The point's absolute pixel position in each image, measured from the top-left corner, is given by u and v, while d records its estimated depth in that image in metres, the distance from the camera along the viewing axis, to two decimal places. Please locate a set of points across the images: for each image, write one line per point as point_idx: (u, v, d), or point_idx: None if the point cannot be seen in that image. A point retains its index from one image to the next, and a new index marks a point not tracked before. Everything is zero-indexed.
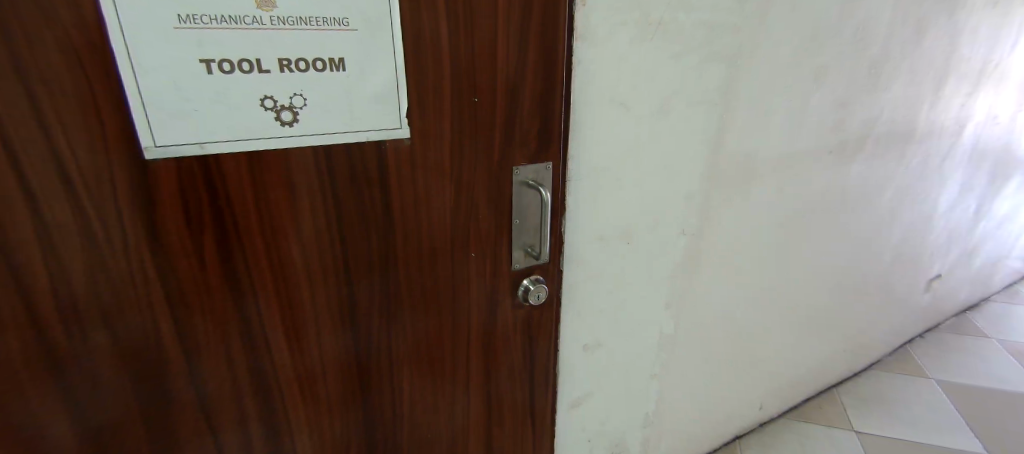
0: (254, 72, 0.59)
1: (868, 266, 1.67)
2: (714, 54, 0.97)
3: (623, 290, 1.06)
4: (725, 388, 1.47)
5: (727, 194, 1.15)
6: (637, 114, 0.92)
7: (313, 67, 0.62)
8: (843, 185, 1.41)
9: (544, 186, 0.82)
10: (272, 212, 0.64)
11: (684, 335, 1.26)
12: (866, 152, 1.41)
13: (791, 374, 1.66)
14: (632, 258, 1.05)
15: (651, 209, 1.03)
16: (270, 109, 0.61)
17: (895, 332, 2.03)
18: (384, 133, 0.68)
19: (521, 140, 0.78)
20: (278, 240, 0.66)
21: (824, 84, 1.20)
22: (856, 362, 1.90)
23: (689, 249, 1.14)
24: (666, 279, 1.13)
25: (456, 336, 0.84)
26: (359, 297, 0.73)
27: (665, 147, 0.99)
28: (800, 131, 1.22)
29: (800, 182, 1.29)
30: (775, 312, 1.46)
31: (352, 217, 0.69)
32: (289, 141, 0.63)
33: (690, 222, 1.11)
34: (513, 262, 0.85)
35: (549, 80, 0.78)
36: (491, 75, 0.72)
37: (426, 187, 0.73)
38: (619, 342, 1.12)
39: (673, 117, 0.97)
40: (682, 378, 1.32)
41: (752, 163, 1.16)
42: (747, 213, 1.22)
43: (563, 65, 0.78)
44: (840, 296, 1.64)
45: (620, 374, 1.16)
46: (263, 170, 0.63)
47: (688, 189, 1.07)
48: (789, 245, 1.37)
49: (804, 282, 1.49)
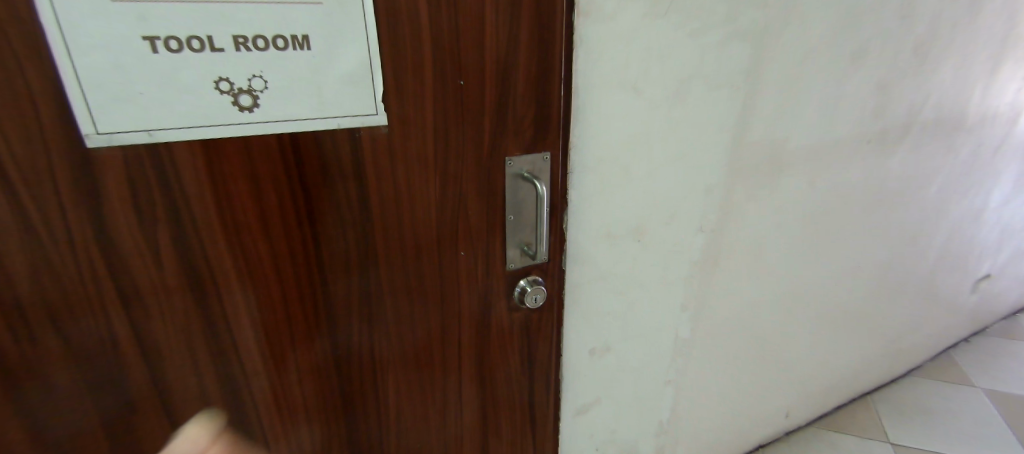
0: (205, 51, 0.53)
1: (908, 268, 1.54)
2: (735, 31, 0.88)
3: (633, 290, 0.98)
4: (748, 394, 1.38)
5: (751, 186, 1.06)
6: (648, 99, 0.84)
7: (273, 45, 0.55)
8: (883, 177, 1.29)
9: (540, 179, 0.74)
10: (234, 206, 0.59)
11: (703, 339, 1.17)
12: (911, 141, 1.29)
13: (821, 379, 1.55)
14: (644, 256, 0.97)
15: (665, 203, 0.94)
16: (227, 92, 0.55)
17: (939, 336, 1.89)
18: (358, 119, 0.61)
19: (515, 129, 0.70)
20: (243, 237, 0.60)
21: (864, 65, 1.09)
22: (895, 367, 1.78)
23: (708, 246, 1.06)
24: (682, 279, 1.05)
25: (446, 340, 0.77)
26: (335, 297, 0.67)
27: (682, 135, 0.90)
28: (836, 117, 1.11)
29: (834, 174, 1.18)
30: (805, 312, 1.36)
31: (325, 211, 0.63)
32: (250, 129, 0.57)
33: (710, 217, 1.02)
34: (509, 262, 0.78)
35: (545, 63, 0.70)
36: (478, 56, 0.65)
37: (407, 180, 0.66)
38: (630, 347, 1.04)
39: (690, 102, 0.88)
40: (701, 384, 1.23)
41: (781, 152, 1.06)
42: (773, 207, 1.12)
43: (562, 46, 0.70)
44: (877, 297, 1.52)
45: (631, 381, 1.08)
46: (222, 160, 0.57)
47: (708, 182, 0.98)
48: (821, 241, 1.26)
49: (836, 284, 1.38)
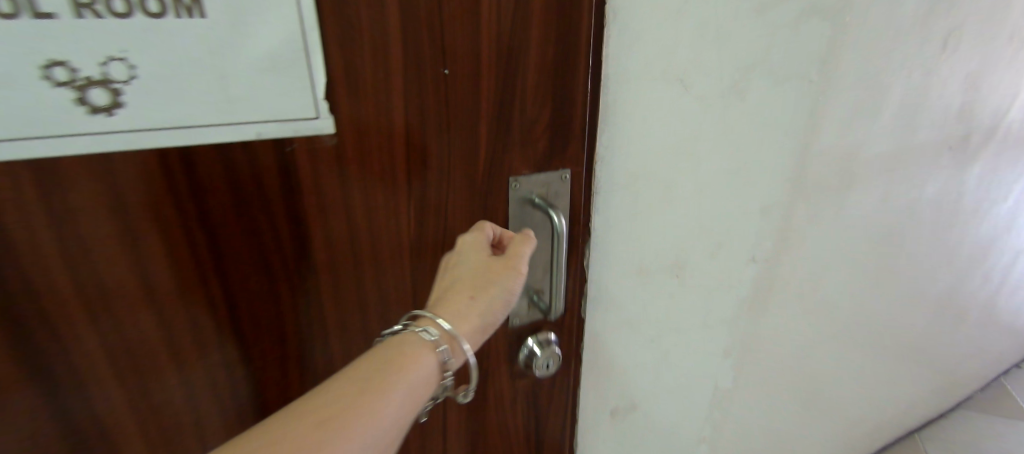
0: (21, 18, 0.32)
1: (970, 292, 1.35)
2: (810, 8, 0.67)
3: (668, 337, 0.78)
4: (791, 442, 1.18)
5: (815, 205, 0.85)
6: (699, 96, 0.63)
7: (142, 10, 0.35)
8: (958, 190, 1.08)
9: (557, 207, 0.53)
10: (93, 263, 0.38)
11: (746, 386, 0.97)
12: (990, 146, 1.09)
13: (867, 419, 1.35)
14: (683, 295, 0.76)
15: (712, 230, 0.74)
16: (65, 84, 0.34)
17: (991, 364, 1.69)
18: (290, 126, 0.41)
19: (523, 137, 0.50)
20: (112, 308, 0.39)
21: (953, 57, 0.88)
22: (944, 400, 1.58)
23: (760, 279, 0.85)
24: (726, 320, 0.85)
25: (427, 422, 0.57)
26: (266, 380, 0.47)
27: (737, 143, 0.69)
28: (915, 120, 0.90)
29: (907, 188, 0.98)
30: (858, 349, 1.16)
31: (243, 263, 0.43)
32: (112, 141, 0.36)
33: (765, 244, 0.81)
34: (510, 317, 0.58)
35: (567, 43, 0.49)
36: (469, 32, 0.44)
37: (366, 214, 0.46)
38: (661, 403, 0.84)
39: (751, 101, 0.67)
40: (740, 437, 1.03)
41: (851, 163, 0.86)
42: (837, 230, 0.92)
43: (589, 20, 0.49)
44: (936, 325, 1.32)
45: (659, 441, 0.88)
46: (69, 193, 0.36)
47: (766, 201, 0.77)
48: (884, 266, 1.06)
49: (895, 315, 1.18)
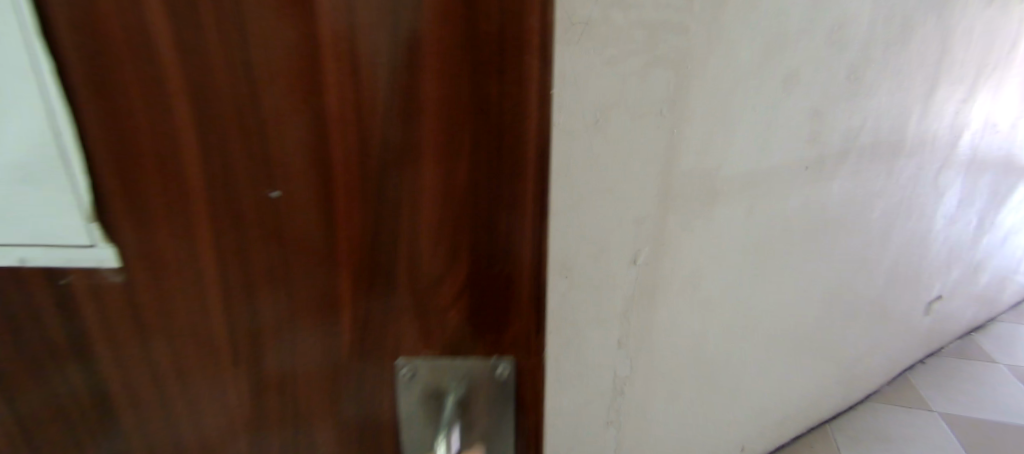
0: None
1: (886, 296, 1.54)
2: (654, 59, 0.79)
3: (564, 330, 0.89)
4: (707, 431, 1.27)
5: (689, 211, 0.96)
6: (565, 129, 0.75)
7: None
8: (843, 206, 1.25)
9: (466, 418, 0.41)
10: None
11: (648, 376, 1.07)
12: (869, 165, 1.25)
13: (808, 415, 1.54)
14: (573, 296, 0.88)
15: (594, 240, 0.86)
16: None
17: (925, 355, 1.89)
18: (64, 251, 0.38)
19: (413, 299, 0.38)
20: None
21: (798, 88, 1.01)
22: (890, 392, 1.75)
23: (645, 281, 0.96)
24: (618, 317, 0.96)
25: None
26: None
27: (605, 166, 0.82)
28: (774, 137, 1.03)
29: (778, 200, 1.10)
30: (776, 349, 1.31)
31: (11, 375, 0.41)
32: None
33: (643, 251, 0.93)
34: None
35: (482, 193, 0.35)
36: (322, 129, 0.34)
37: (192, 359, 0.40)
38: (567, 388, 0.94)
39: (611, 132, 0.80)
40: (652, 422, 1.13)
41: (715, 178, 0.97)
42: (697, 232, 1.00)
43: (531, 146, 0.34)
44: (855, 326, 1.50)
45: (569, 422, 0.98)
46: None
47: (638, 214, 0.89)
48: (784, 274, 1.22)
49: (797, 313, 1.31)
